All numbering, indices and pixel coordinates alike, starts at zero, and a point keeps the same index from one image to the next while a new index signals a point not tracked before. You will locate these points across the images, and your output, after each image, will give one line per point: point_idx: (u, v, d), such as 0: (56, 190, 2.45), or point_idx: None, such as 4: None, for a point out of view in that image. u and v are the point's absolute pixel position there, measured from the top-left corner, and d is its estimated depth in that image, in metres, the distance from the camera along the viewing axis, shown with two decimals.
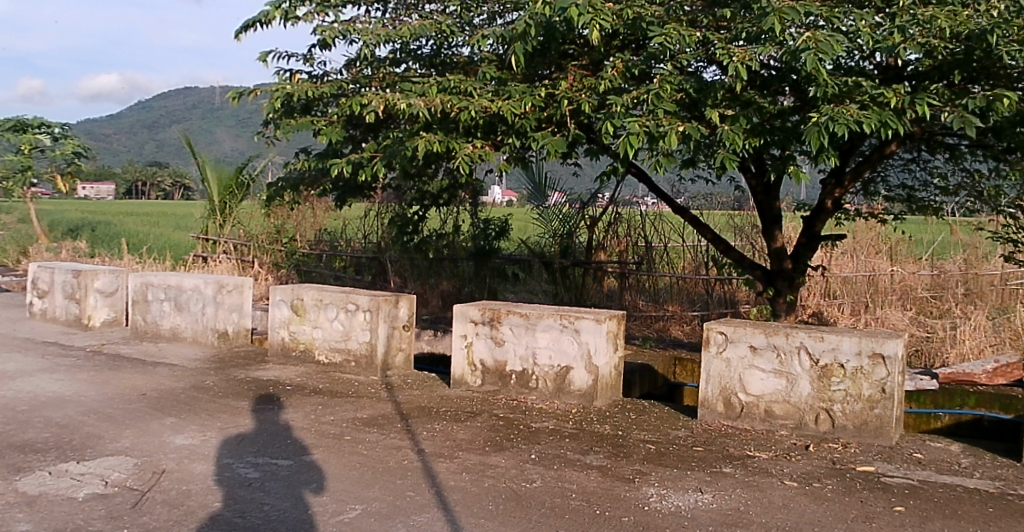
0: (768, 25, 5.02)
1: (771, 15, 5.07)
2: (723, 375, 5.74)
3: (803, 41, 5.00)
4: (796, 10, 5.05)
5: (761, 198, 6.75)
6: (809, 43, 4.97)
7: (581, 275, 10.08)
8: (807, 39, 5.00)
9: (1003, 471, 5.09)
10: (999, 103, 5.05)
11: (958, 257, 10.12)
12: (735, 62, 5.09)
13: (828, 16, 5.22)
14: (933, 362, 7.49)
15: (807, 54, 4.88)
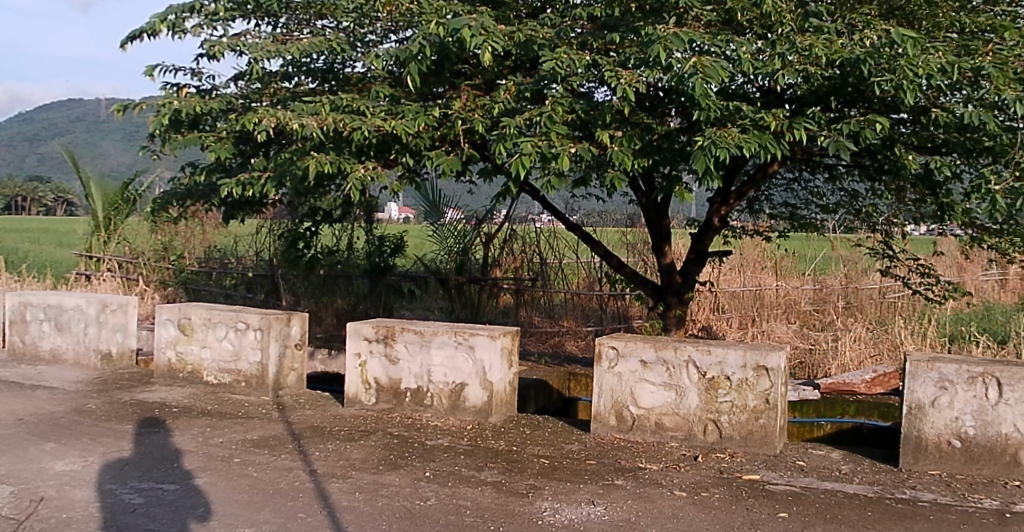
0: (655, 51, 5.17)
1: (656, 43, 5.21)
2: (614, 389, 5.83)
3: (690, 67, 5.16)
4: (681, 38, 5.22)
5: (651, 216, 6.90)
6: (695, 68, 5.14)
7: (482, 292, 10.11)
8: (694, 65, 5.15)
9: (879, 476, 5.34)
10: (872, 128, 5.32)
11: (840, 271, 10.61)
12: (624, 84, 5.24)
13: (711, 42, 5.39)
14: (816, 374, 7.78)
15: (693, 80, 5.06)
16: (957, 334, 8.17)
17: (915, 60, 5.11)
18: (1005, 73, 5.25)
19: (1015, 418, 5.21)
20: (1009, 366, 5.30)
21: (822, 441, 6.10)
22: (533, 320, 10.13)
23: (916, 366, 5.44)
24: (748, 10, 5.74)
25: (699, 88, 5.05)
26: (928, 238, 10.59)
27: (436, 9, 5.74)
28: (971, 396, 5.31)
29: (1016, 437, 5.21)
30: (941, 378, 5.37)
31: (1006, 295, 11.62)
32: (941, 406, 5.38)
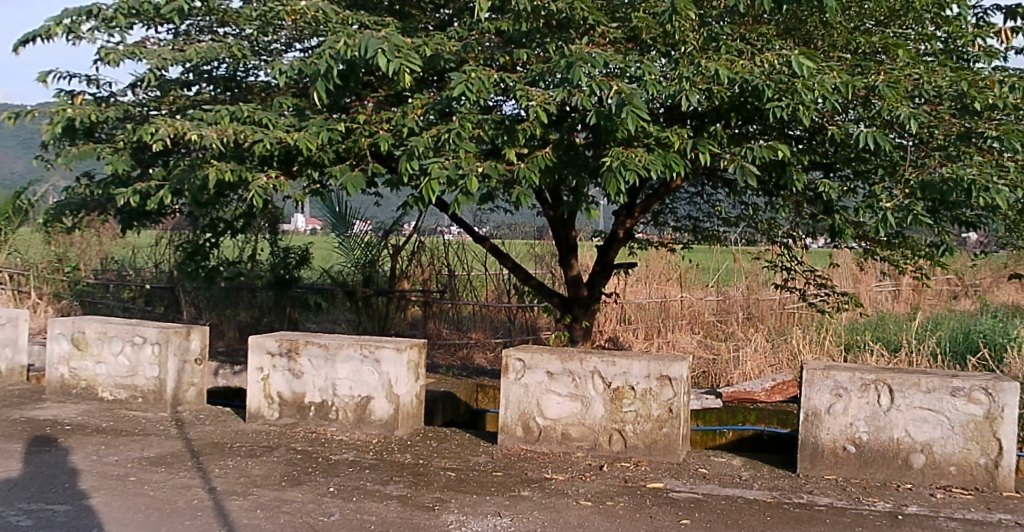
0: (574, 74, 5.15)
1: (573, 64, 5.22)
2: (521, 401, 5.85)
3: (613, 93, 5.17)
4: (596, 59, 5.25)
5: (557, 228, 6.96)
6: (619, 94, 5.16)
7: (394, 306, 10.03)
8: (618, 91, 5.17)
9: (778, 482, 5.48)
10: (776, 154, 5.42)
11: (741, 283, 10.93)
12: (535, 109, 5.26)
13: (624, 67, 5.39)
14: (718, 382, 7.96)
15: (624, 109, 5.04)
16: (852, 342, 8.46)
17: (810, 84, 5.25)
18: (896, 92, 5.44)
19: (906, 423, 5.42)
20: (899, 373, 5.51)
21: (721, 448, 6.23)
22: (441, 333, 10.11)
23: (812, 374, 5.59)
24: (653, 28, 5.81)
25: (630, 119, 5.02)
26: (825, 251, 10.81)
27: (342, 21, 5.79)
28: (864, 403, 5.50)
29: (907, 441, 5.43)
30: (836, 386, 5.54)
31: (898, 304, 12.09)
32: (836, 412, 5.55)
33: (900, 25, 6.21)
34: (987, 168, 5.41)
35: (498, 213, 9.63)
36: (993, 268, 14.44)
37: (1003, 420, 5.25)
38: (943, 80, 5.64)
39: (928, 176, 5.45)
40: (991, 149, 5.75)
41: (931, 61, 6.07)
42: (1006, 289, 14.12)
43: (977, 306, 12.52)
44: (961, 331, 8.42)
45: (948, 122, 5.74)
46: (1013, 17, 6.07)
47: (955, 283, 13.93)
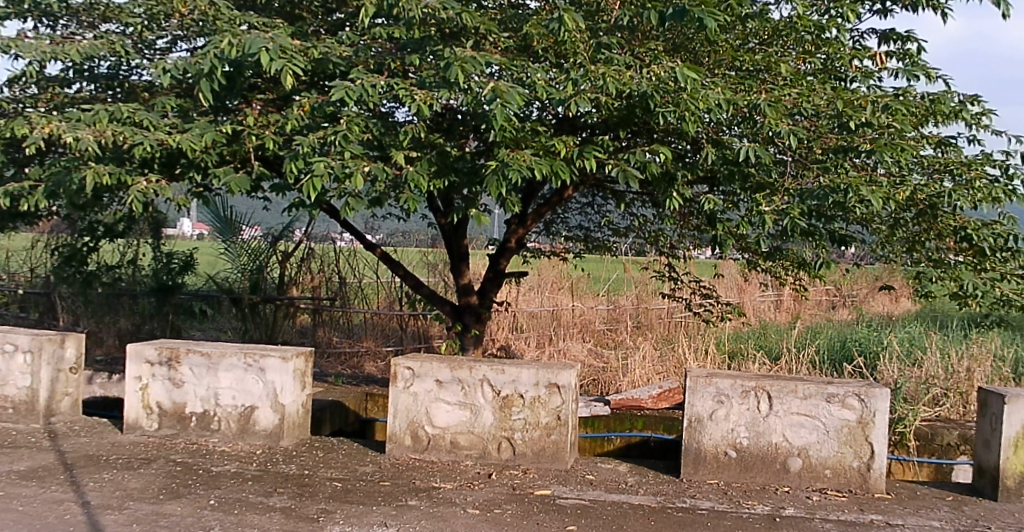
0: (453, 72, 5.29)
1: (453, 62, 5.38)
2: (410, 409, 5.82)
3: (487, 89, 5.30)
4: (477, 60, 5.40)
5: (449, 237, 6.91)
6: (494, 92, 5.27)
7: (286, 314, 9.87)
8: (492, 88, 5.29)
9: (662, 487, 5.59)
10: (657, 158, 5.59)
11: (631, 292, 11.21)
12: (418, 103, 5.34)
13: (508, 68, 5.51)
14: (608, 389, 8.06)
15: (494, 103, 5.17)
16: (737, 350, 8.71)
17: (695, 95, 5.40)
18: (778, 107, 5.60)
19: (784, 428, 5.61)
20: (777, 379, 5.70)
21: (605, 456, 6.32)
22: (331, 341, 10.02)
23: (696, 381, 5.73)
24: (544, 37, 5.89)
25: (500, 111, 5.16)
26: (711, 262, 11.07)
27: (229, 19, 5.75)
28: (745, 408, 5.66)
29: (785, 446, 5.62)
30: (718, 393, 5.68)
31: (780, 314, 12.58)
32: (718, 418, 5.69)
33: (782, 45, 6.33)
34: (861, 183, 5.61)
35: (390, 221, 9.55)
36: (868, 280, 15.20)
37: (874, 425, 5.50)
38: (821, 98, 5.83)
39: (806, 186, 5.66)
40: (865, 165, 5.94)
41: (811, 80, 6.17)
42: (880, 299, 14.89)
43: (853, 315, 13.14)
44: (838, 340, 8.77)
45: (825, 138, 5.88)
46: (887, 42, 6.31)
47: (834, 294, 14.60)
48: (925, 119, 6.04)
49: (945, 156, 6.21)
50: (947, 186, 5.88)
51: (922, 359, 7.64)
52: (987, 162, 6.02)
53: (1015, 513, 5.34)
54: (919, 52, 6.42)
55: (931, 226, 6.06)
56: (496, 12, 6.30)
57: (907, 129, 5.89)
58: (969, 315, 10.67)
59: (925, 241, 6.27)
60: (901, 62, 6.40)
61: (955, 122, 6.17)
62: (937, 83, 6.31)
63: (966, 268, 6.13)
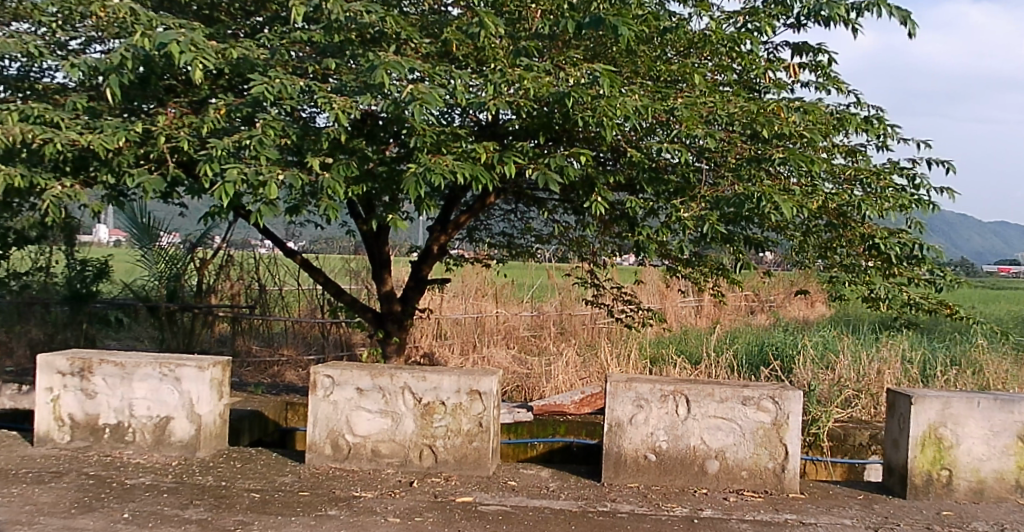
0: (376, 77, 5.28)
1: (377, 67, 5.35)
2: (330, 418, 5.78)
3: (407, 93, 5.34)
4: (400, 64, 5.39)
5: (370, 242, 6.87)
6: (412, 99, 5.30)
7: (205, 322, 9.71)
8: (413, 92, 5.31)
9: (583, 491, 5.64)
10: (574, 162, 5.67)
11: (555, 298, 11.60)
12: (336, 109, 5.32)
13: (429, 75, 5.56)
14: (532, 395, 8.10)
15: (412, 107, 5.20)
16: (659, 355, 8.84)
17: (614, 102, 5.45)
18: (693, 115, 5.72)
19: (701, 431, 5.72)
20: (694, 383, 5.81)
21: (524, 461, 6.35)
22: (250, 349, 9.85)
23: (615, 386, 5.79)
24: (464, 43, 5.96)
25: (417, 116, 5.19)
26: (634, 268, 11.21)
27: (145, 19, 5.56)
28: (664, 412, 5.75)
29: (702, 448, 5.72)
30: (638, 397, 5.76)
31: (700, 319, 12.86)
32: (637, 422, 5.77)
33: (698, 56, 6.45)
34: (774, 190, 5.74)
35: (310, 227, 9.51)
36: (785, 284, 15.62)
37: (788, 426, 5.64)
38: (734, 108, 5.93)
39: (721, 193, 5.79)
40: (778, 173, 6.08)
41: (726, 91, 6.32)
42: (796, 304, 15.31)
43: (772, 320, 13.48)
44: (755, 345, 8.98)
45: (738, 147, 5.96)
46: (800, 54, 6.47)
47: (752, 299, 14.97)
48: (834, 130, 6.23)
49: (855, 165, 6.38)
50: (857, 194, 6.09)
51: (835, 362, 7.86)
52: (895, 171, 6.23)
53: (923, 510, 5.53)
54: (831, 64, 6.54)
55: (842, 233, 6.24)
56: (417, 19, 6.31)
57: (818, 139, 6.05)
58: (881, 320, 11.02)
59: (836, 248, 6.44)
60: (814, 74, 6.54)
61: (863, 132, 6.37)
62: (847, 95, 6.52)
63: (876, 274, 6.30)
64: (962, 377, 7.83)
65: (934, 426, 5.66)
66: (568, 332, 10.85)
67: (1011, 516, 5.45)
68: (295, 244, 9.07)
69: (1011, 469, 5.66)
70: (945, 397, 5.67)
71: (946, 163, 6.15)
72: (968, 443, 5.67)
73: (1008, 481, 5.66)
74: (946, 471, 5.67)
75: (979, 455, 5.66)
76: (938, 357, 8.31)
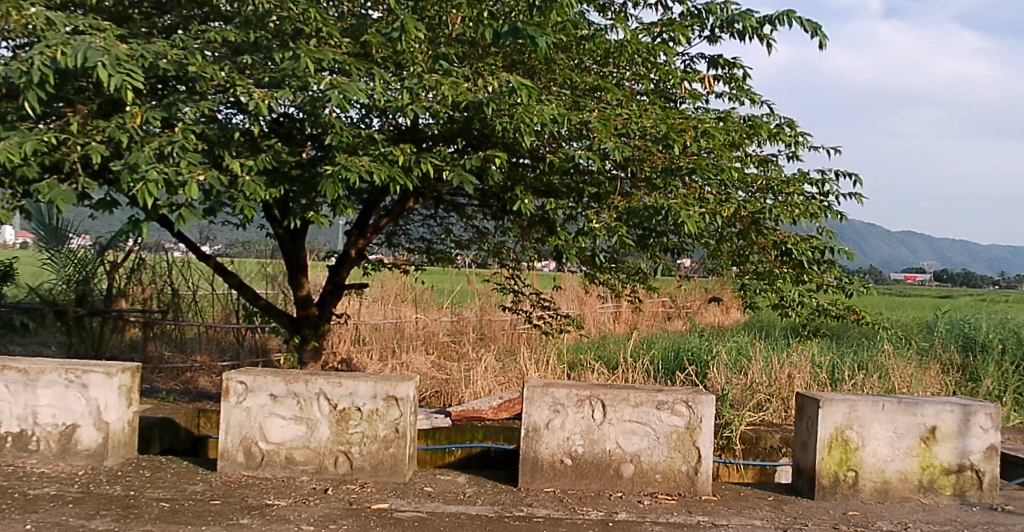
0: (299, 61, 5.40)
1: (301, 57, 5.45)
2: (242, 425, 5.69)
3: (326, 84, 5.33)
4: (324, 56, 5.56)
5: (287, 246, 6.75)
6: (332, 85, 5.32)
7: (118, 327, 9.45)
8: (331, 81, 5.39)
9: (500, 496, 5.65)
10: (491, 164, 5.69)
11: (475, 304, 11.67)
12: (255, 99, 5.24)
13: (349, 65, 5.71)
14: (451, 401, 8.09)
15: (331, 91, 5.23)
16: (577, 361, 8.93)
17: (531, 109, 5.52)
18: (606, 128, 5.78)
19: (616, 435, 5.79)
20: (610, 388, 5.87)
21: (438, 467, 6.33)
22: (162, 355, 9.61)
23: (532, 392, 5.83)
24: (383, 45, 5.98)
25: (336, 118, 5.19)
26: (554, 274, 11.31)
27: (55, 18, 5.43)
28: (580, 417, 5.81)
29: (618, 452, 5.79)
30: (554, 402, 5.80)
31: (619, 326, 13.06)
32: (554, 427, 5.81)
33: (617, 65, 6.54)
34: (689, 198, 5.85)
35: (229, 230, 9.37)
36: (701, 291, 15.98)
37: (701, 430, 5.76)
38: (648, 120, 6.03)
39: (639, 201, 5.88)
40: (693, 183, 6.19)
41: (643, 100, 6.42)
42: (712, 310, 15.66)
43: (689, 326, 13.76)
44: (672, 351, 9.15)
45: (654, 155, 6.05)
46: (715, 66, 6.61)
47: (669, 305, 15.28)
48: (747, 139, 6.37)
49: (766, 174, 6.54)
50: (768, 202, 6.26)
51: (748, 367, 8.05)
52: (805, 181, 6.42)
53: (830, 510, 5.70)
54: (745, 76, 6.70)
55: (753, 240, 6.40)
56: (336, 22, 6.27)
57: (731, 148, 6.16)
58: (792, 326, 11.35)
59: (749, 256, 6.56)
60: (728, 86, 6.69)
61: (775, 142, 6.52)
62: (760, 107, 6.69)
63: (789, 279, 6.44)
64: (868, 380, 8.11)
65: (841, 428, 5.84)
66: (489, 338, 10.88)
67: (913, 515, 5.65)
68: (210, 248, 8.84)
69: (913, 470, 5.86)
70: (851, 400, 5.85)
71: (853, 175, 6.34)
72: (873, 445, 5.86)
73: (910, 481, 5.87)
74: (852, 472, 5.85)
75: (884, 456, 5.85)
76: (846, 362, 8.58)
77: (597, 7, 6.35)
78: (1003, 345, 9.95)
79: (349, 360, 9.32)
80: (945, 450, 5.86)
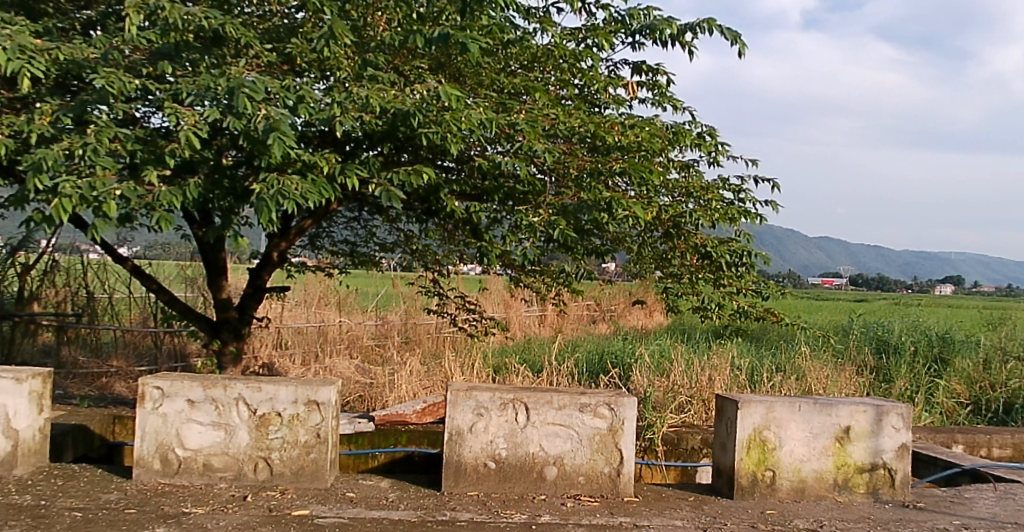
0: (236, 100, 5.09)
1: (236, 89, 5.17)
2: (159, 432, 5.57)
3: (264, 121, 5.17)
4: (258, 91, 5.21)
5: (206, 250, 6.66)
6: (269, 124, 5.15)
7: (30, 331, 9.16)
8: (266, 117, 5.19)
9: (423, 501, 5.63)
10: (419, 177, 5.62)
11: (400, 307, 11.62)
12: (184, 130, 5.14)
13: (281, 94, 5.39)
14: (375, 405, 8.04)
15: (271, 136, 5.06)
16: (501, 364, 8.97)
17: (458, 115, 5.51)
18: (534, 129, 5.78)
19: (540, 438, 5.82)
20: (534, 391, 5.91)
21: (358, 473, 6.28)
22: (77, 360, 9.34)
23: (456, 395, 5.83)
24: (307, 54, 5.91)
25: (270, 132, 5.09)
26: (479, 278, 11.37)
27: None
28: (504, 420, 5.82)
29: (541, 455, 5.82)
30: (478, 406, 5.81)
31: (544, 330, 13.21)
32: (477, 431, 5.82)
33: (542, 71, 6.59)
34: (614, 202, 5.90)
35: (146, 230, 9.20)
36: (625, 295, 16.27)
37: (624, 432, 5.83)
38: (576, 121, 6.07)
39: (564, 204, 5.92)
40: (618, 187, 6.23)
41: (568, 105, 6.49)
42: (636, 313, 15.95)
43: (613, 329, 13.98)
44: (595, 354, 9.26)
45: (579, 159, 6.09)
46: (638, 72, 6.71)
47: (594, 309, 15.50)
48: (670, 145, 6.48)
49: (688, 180, 6.66)
50: (689, 207, 6.38)
51: (670, 369, 8.20)
52: (723, 187, 6.57)
53: (749, 509, 5.82)
54: (667, 83, 6.81)
55: (675, 244, 6.51)
56: (259, 21, 6.18)
57: (656, 153, 6.23)
58: (713, 329, 11.62)
59: (671, 260, 6.65)
60: (652, 92, 6.79)
61: (696, 148, 6.65)
62: (682, 114, 6.81)
63: (707, 283, 6.58)
64: (785, 381, 8.34)
65: (759, 429, 5.97)
66: (414, 342, 10.87)
67: (829, 513, 5.80)
68: (127, 249, 8.70)
69: (829, 469, 6.03)
70: (769, 401, 5.99)
71: (770, 180, 6.50)
72: (790, 445, 6.00)
73: (826, 480, 6.03)
74: (770, 471, 5.99)
75: (800, 456, 6.01)
76: (764, 364, 8.81)
77: (523, 13, 6.40)
78: (913, 347, 10.34)
79: (272, 365, 9.17)
80: (860, 450, 6.04)
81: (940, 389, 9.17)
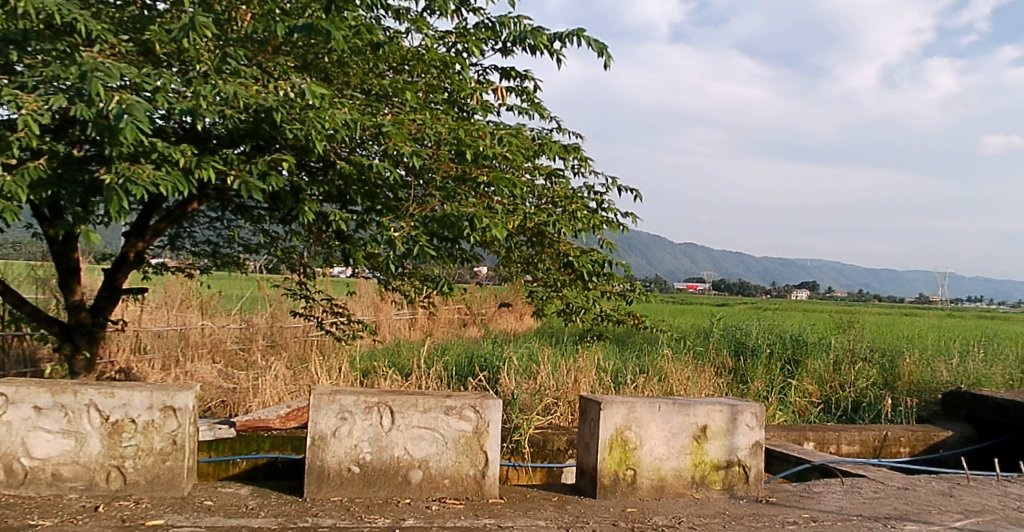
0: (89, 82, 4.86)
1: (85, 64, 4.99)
2: (2, 441, 5.32)
3: (111, 101, 4.96)
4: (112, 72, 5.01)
5: (57, 250, 6.43)
6: (120, 106, 4.95)
7: None
8: (118, 101, 4.97)
9: (284, 508, 5.56)
10: (282, 177, 5.59)
11: (266, 310, 11.58)
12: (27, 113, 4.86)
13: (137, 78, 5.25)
14: (238, 410, 7.89)
15: (124, 121, 4.87)
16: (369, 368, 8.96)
17: (322, 115, 5.46)
18: (400, 133, 5.80)
19: (404, 441, 5.84)
20: (399, 394, 5.92)
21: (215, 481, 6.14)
22: None
23: (319, 399, 5.79)
24: (166, 42, 5.74)
25: (126, 123, 4.90)
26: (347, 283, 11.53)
27: None
28: (368, 424, 5.82)
29: (406, 458, 5.84)
30: (342, 410, 5.79)
31: (414, 332, 13.28)
32: (342, 435, 5.80)
33: (411, 73, 6.61)
34: (480, 208, 5.97)
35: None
36: (494, 298, 16.51)
37: (489, 434, 5.92)
38: (443, 126, 6.11)
39: (433, 209, 5.95)
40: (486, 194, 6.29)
41: (436, 110, 6.55)
42: (506, 317, 16.19)
43: (482, 332, 14.17)
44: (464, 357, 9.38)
45: (445, 164, 6.14)
46: (507, 78, 6.81)
47: (464, 312, 15.64)
48: (535, 153, 6.63)
49: (554, 186, 6.80)
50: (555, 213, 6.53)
51: (536, 372, 8.39)
52: (588, 194, 6.75)
53: (610, 508, 5.99)
54: (535, 89, 6.94)
55: (541, 249, 6.65)
56: (116, 10, 5.96)
57: (521, 161, 6.36)
58: (579, 332, 11.94)
59: (537, 265, 6.76)
60: (520, 98, 6.90)
61: (561, 156, 6.81)
62: (549, 121, 6.96)
63: (572, 286, 6.80)
64: (647, 384, 8.64)
65: (620, 429, 6.16)
66: (281, 345, 10.96)
67: (686, 509, 6.04)
68: None
69: (686, 467, 6.28)
70: (629, 402, 6.19)
71: (633, 190, 6.70)
72: (650, 444, 6.22)
73: (683, 478, 6.28)
74: (630, 470, 6.19)
75: (660, 454, 6.24)
76: (628, 367, 9.11)
77: (393, 14, 6.41)
78: (769, 349, 10.88)
79: (130, 370, 8.84)
80: (715, 448, 6.33)
81: (793, 389, 9.70)
